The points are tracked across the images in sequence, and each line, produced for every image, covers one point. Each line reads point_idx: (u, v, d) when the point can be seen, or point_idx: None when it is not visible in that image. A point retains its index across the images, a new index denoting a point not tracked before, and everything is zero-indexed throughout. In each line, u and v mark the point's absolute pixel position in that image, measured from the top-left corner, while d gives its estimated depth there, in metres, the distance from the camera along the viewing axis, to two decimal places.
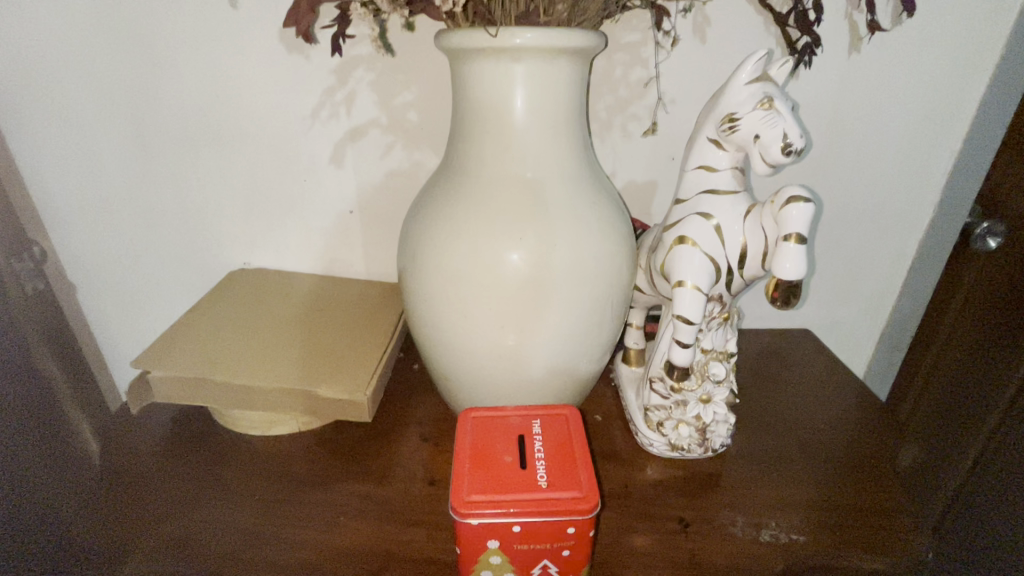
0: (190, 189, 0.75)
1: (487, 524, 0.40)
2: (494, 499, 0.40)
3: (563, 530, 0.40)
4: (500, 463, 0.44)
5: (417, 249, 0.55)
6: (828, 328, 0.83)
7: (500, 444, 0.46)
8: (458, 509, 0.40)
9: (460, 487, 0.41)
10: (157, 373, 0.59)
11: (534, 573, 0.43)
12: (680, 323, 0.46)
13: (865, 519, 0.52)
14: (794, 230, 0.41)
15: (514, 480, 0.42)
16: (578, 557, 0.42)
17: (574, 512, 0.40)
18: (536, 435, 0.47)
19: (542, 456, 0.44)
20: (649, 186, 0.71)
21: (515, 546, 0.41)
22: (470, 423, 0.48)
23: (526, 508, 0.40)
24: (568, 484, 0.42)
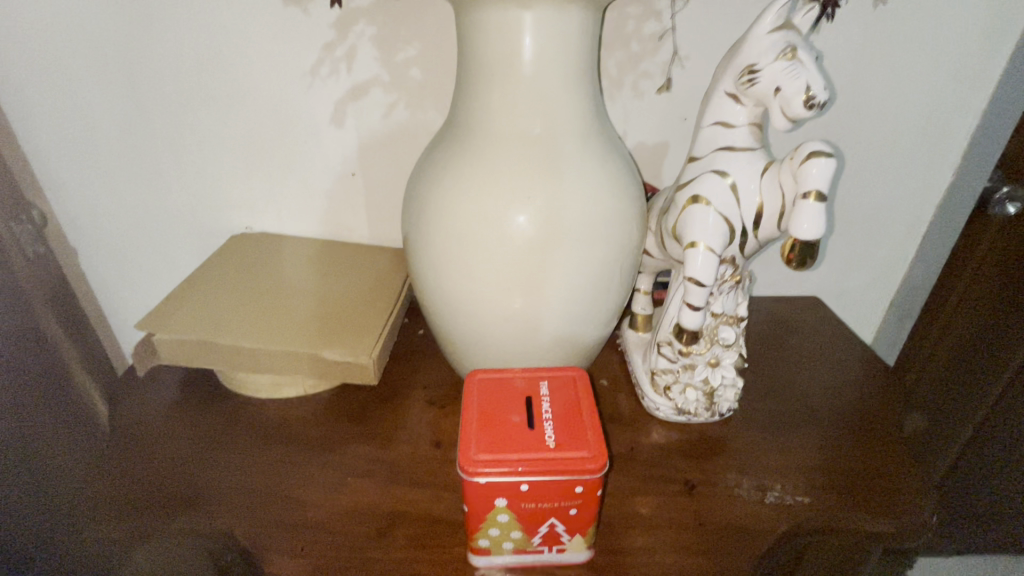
0: (189, 150, 0.73)
1: (494, 482, 0.40)
2: (502, 457, 0.40)
3: (571, 489, 0.41)
4: (508, 423, 0.44)
5: (421, 209, 0.53)
6: (837, 295, 0.82)
7: (507, 404, 0.46)
8: (466, 467, 0.40)
9: (467, 446, 0.41)
10: (161, 335, 0.59)
11: (541, 532, 0.43)
12: (691, 284, 0.45)
13: (870, 484, 0.52)
14: (813, 187, 0.39)
15: (522, 439, 0.42)
16: (585, 516, 0.42)
17: (583, 471, 0.40)
18: (544, 396, 0.47)
19: (549, 417, 0.44)
20: (660, 148, 0.69)
21: (522, 505, 0.41)
22: (476, 384, 0.48)
23: (534, 467, 0.40)
24: (577, 444, 0.42)
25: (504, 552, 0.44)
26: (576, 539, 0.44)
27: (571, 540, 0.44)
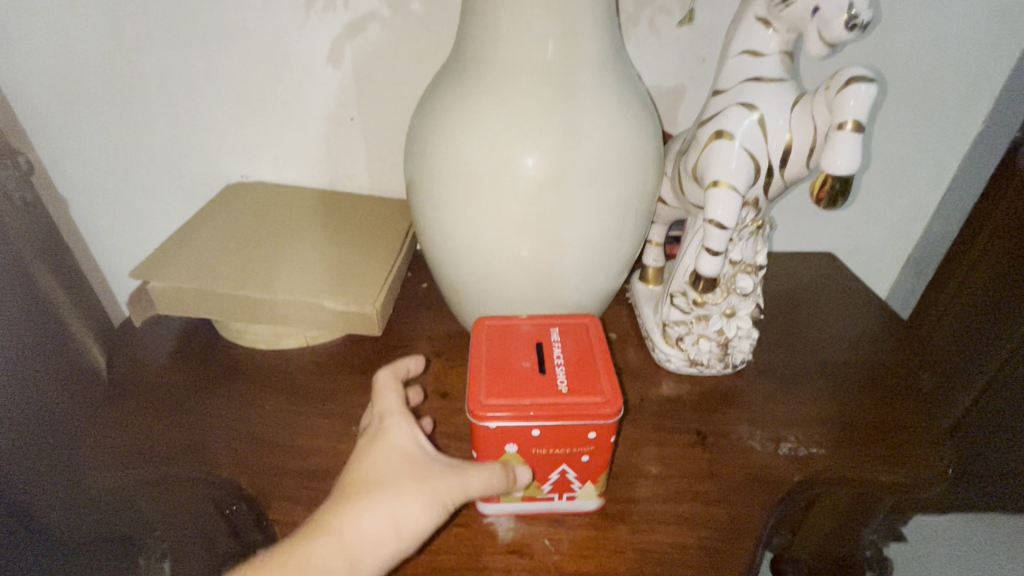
0: (179, 93, 0.70)
1: (505, 425, 0.40)
2: (513, 402, 0.40)
3: (584, 433, 0.40)
4: (519, 369, 0.43)
5: (425, 150, 0.50)
6: (852, 248, 0.79)
7: (517, 351, 0.44)
8: (475, 411, 0.39)
9: (477, 389, 0.41)
10: (155, 283, 0.57)
11: (552, 479, 0.42)
12: (711, 227, 0.43)
13: (884, 435, 0.51)
14: (850, 117, 0.36)
15: (534, 384, 0.41)
16: (598, 463, 0.42)
17: (597, 415, 0.39)
18: (555, 344, 0.45)
19: (562, 363, 0.43)
20: (676, 91, 0.65)
21: (533, 451, 0.40)
22: (485, 330, 0.47)
23: (546, 412, 0.39)
24: (590, 389, 0.41)
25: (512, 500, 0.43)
26: (587, 487, 0.43)
27: (581, 487, 0.43)
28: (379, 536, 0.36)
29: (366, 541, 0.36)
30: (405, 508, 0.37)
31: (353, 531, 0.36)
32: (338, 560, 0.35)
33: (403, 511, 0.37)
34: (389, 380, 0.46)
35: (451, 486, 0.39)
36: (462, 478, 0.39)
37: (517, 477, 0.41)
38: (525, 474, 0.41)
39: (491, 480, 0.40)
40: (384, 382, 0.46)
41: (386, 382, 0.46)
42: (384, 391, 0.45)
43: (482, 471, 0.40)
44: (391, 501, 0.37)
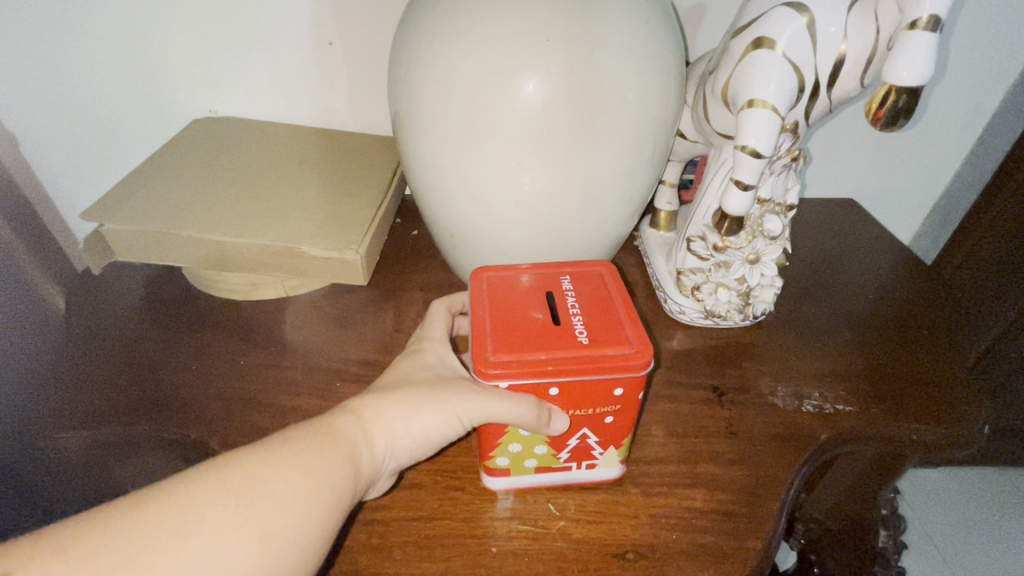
0: (131, 11, 0.61)
1: (517, 384, 0.35)
2: (526, 358, 0.35)
3: (610, 390, 0.36)
4: (529, 322, 0.38)
5: (411, 67, 0.43)
6: (878, 196, 0.73)
7: (527, 303, 0.40)
8: (483, 368, 0.34)
9: (481, 346, 0.36)
10: (111, 225, 0.51)
11: (571, 446, 0.38)
12: (744, 156, 0.37)
13: (918, 391, 0.47)
14: (925, 11, 0.30)
15: (549, 338, 0.37)
16: (623, 424, 0.38)
17: (625, 368, 0.35)
18: (569, 293, 0.41)
19: (577, 314, 0.39)
20: (697, 11, 0.58)
21: (553, 412, 0.36)
22: (486, 283, 0.41)
23: (566, 367, 0.35)
24: (613, 340, 0.36)
25: (523, 471, 0.39)
26: (609, 454, 0.39)
27: (602, 454, 0.39)
28: (394, 427, 0.34)
29: (388, 425, 0.34)
30: (427, 406, 0.34)
31: (374, 413, 0.34)
32: (360, 433, 0.33)
33: (423, 409, 0.34)
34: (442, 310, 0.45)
35: (472, 402, 0.34)
36: (487, 394, 0.34)
37: (551, 422, 0.36)
38: (559, 424, 0.36)
39: (521, 411, 0.34)
40: (438, 311, 0.45)
41: (438, 310, 0.45)
42: (434, 318, 0.44)
43: (510, 399, 0.34)
44: (416, 395, 0.35)
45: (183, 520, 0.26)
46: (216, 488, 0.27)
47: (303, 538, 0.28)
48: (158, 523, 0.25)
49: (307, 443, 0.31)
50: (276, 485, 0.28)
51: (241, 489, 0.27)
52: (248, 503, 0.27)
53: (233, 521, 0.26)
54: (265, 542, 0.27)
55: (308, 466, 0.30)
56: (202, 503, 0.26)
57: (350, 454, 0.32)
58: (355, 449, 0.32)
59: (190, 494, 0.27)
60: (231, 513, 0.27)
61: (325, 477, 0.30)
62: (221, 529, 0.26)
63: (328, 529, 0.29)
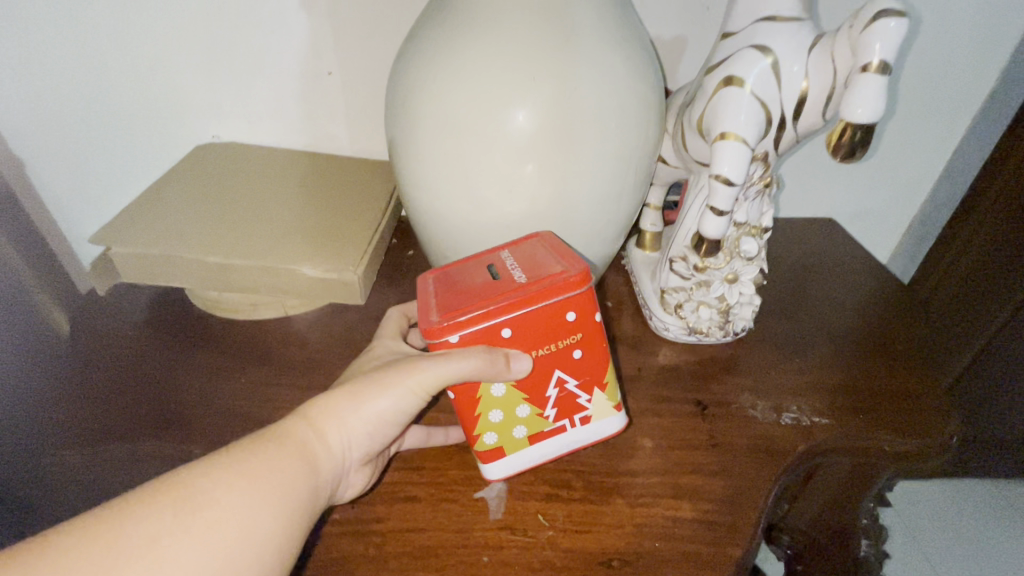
0: (140, 43, 0.64)
1: (474, 333, 0.37)
2: (473, 311, 0.37)
3: (563, 316, 0.39)
4: (472, 283, 0.40)
5: (407, 102, 0.46)
6: (854, 216, 0.76)
7: (465, 268, 0.41)
8: (433, 329, 0.36)
9: (426, 315, 0.37)
10: (118, 249, 0.53)
11: (551, 393, 0.41)
12: (718, 184, 0.40)
13: (891, 403, 0.49)
14: (876, 57, 0.33)
15: (492, 290, 0.38)
16: (591, 355, 0.41)
17: (569, 288, 0.38)
18: (504, 250, 0.42)
19: (514, 264, 0.41)
20: (678, 43, 0.61)
21: (514, 351, 0.39)
22: (431, 281, 0.40)
23: (513, 303, 0.37)
24: (551, 270, 0.39)
25: (519, 445, 0.41)
26: (595, 397, 0.43)
27: (590, 401, 0.42)
28: (344, 417, 0.36)
29: (336, 419, 0.36)
30: (373, 391, 0.37)
31: (321, 410, 0.36)
32: (309, 433, 0.35)
33: (370, 395, 0.37)
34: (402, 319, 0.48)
35: (419, 374, 0.37)
36: (436, 360, 0.37)
37: (512, 363, 0.38)
38: (521, 363, 0.38)
39: (480, 358, 0.37)
40: (393, 315, 0.47)
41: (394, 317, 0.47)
42: (388, 322, 0.46)
43: (466, 353, 0.37)
44: (363, 388, 0.37)
45: (117, 540, 0.27)
46: (151, 505, 0.29)
47: (252, 536, 0.30)
48: (87, 550, 0.26)
49: (250, 450, 0.33)
50: (218, 492, 0.30)
51: (179, 501, 0.29)
52: (192, 512, 0.29)
53: (171, 531, 0.28)
54: (214, 549, 0.28)
55: (251, 470, 0.32)
56: (133, 520, 0.28)
57: (298, 450, 0.34)
58: (305, 446, 0.35)
59: (130, 514, 0.28)
60: (171, 523, 0.28)
61: (271, 477, 0.32)
62: (159, 541, 0.28)
63: (279, 524, 0.31)
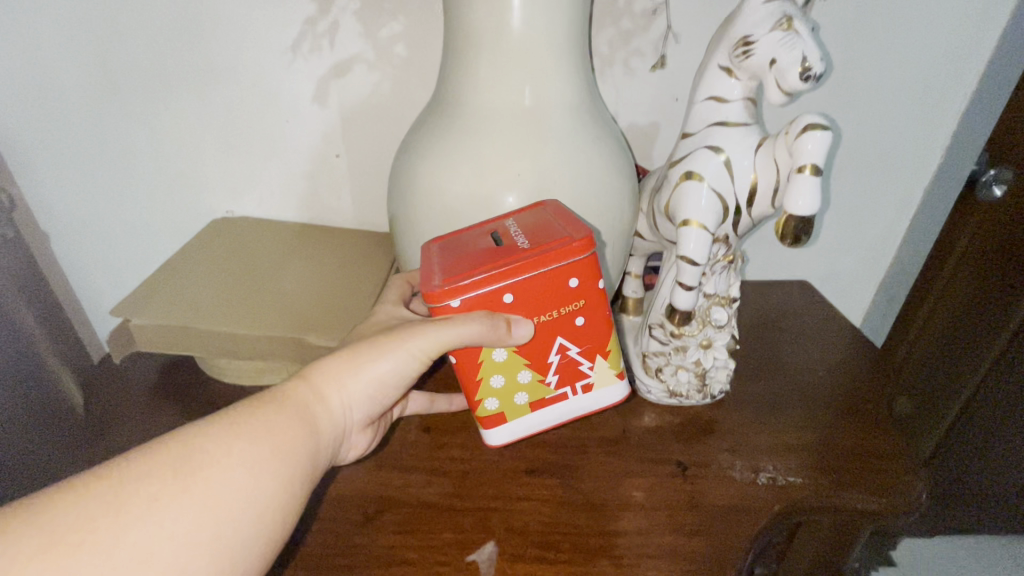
0: (167, 133, 0.71)
1: (475, 299, 0.41)
2: (474, 278, 0.40)
3: (564, 282, 0.42)
4: (475, 250, 0.43)
5: (407, 191, 0.52)
6: (826, 279, 0.81)
7: (469, 236, 0.45)
8: (435, 293, 0.40)
9: (429, 280, 0.41)
10: (137, 321, 0.57)
11: (551, 356, 0.45)
12: (684, 263, 0.45)
13: (862, 462, 0.52)
14: (808, 161, 0.39)
15: (495, 255, 0.42)
16: (589, 323, 0.45)
17: (568, 257, 0.41)
18: (508, 218, 0.45)
19: (518, 233, 0.43)
20: (652, 129, 0.67)
21: (514, 312, 0.42)
22: (435, 249, 0.44)
23: (513, 270, 0.41)
24: (555, 237, 0.42)
25: (523, 409, 0.46)
26: (598, 363, 0.47)
27: (592, 368, 0.47)
28: (346, 378, 0.40)
29: (337, 381, 0.40)
30: (374, 355, 0.41)
31: (321, 373, 0.40)
32: (311, 394, 0.38)
33: (370, 359, 0.41)
34: (406, 286, 0.53)
35: (419, 337, 0.41)
36: (438, 326, 0.41)
37: (513, 329, 0.42)
38: (522, 330, 0.42)
39: (481, 322, 0.41)
40: (398, 281, 0.53)
41: (398, 284, 0.52)
42: (395, 288, 0.52)
43: (467, 318, 0.41)
44: (363, 353, 0.41)
45: (117, 498, 0.28)
46: (153, 465, 0.30)
47: (253, 496, 0.32)
48: (86, 510, 0.28)
49: (250, 412, 0.35)
50: (218, 452, 0.32)
51: (181, 461, 0.31)
52: (193, 471, 0.31)
53: (173, 490, 0.30)
54: (215, 505, 0.30)
55: (252, 432, 0.34)
56: (136, 479, 0.29)
57: (299, 410, 0.37)
58: (305, 406, 0.38)
59: (128, 477, 0.29)
60: (173, 483, 0.30)
61: (273, 439, 0.34)
62: (159, 500, 0.29)
63: (278, 485, 0.33)
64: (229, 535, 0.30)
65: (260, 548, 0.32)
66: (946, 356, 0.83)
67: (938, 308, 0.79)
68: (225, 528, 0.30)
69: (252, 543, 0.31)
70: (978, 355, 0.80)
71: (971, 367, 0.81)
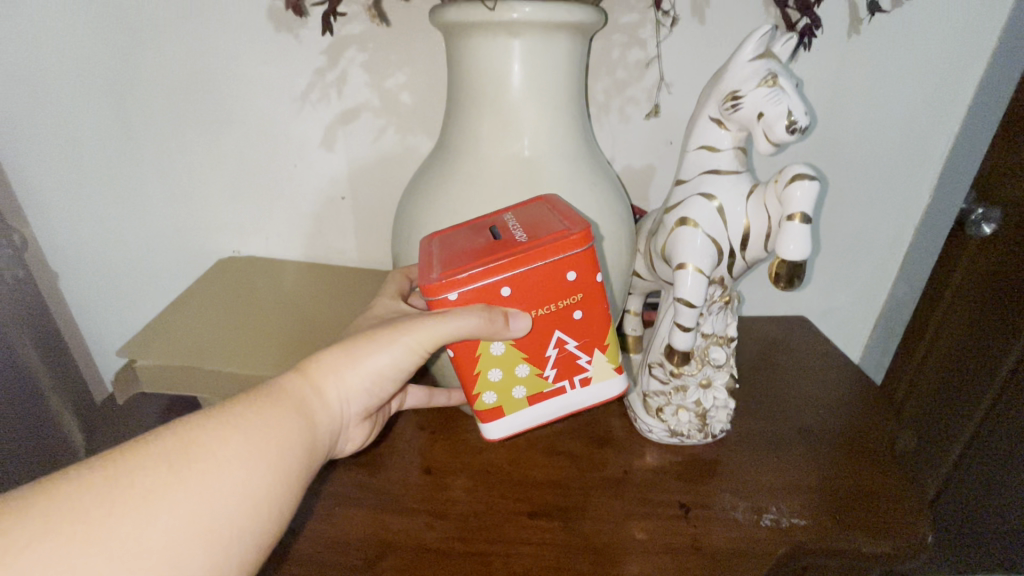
0: (178, 176, 0.73)
1: (472, 294, 0.40)
2: (471, 272, 0.39)
3: (564, 275, 0.41)
4: (473, 246, 0.42)
5: (410, 235, 0.53)
6: (822, 314, 0.82)
7: (469, 233, 0.44)
8: (432, 288, 0.39)
9: (427, 275, 0.40)
10: (143, 362, 0.58)
11: (551, 351, 0.44)
12: (681, 306, 0.46)
13: (866, 503, 0.51)
14: (797, 209, 0.40)
15: (494, 249, 0.41)
16: (590, 317, 0.43)
17: (567, 249, 0.40)
18: (508, 217, 0.45)
19: (517, 228, 0.43)
20: (648, 171, 0.70)
21: (512, 305, 0.41)
22: (435, 246, 0.43)
23: (511, 264, 0.39)
24: (554, 230, 0.41)
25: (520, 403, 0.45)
26: (597, 357, 0.45)
27: (591, 362, 0.45)
28: (344, 372, 0.40)
29: (334, 373, 0.40)
30: (371, 348, 0.41)
31: (319, 367, 0.40)
32: (308, 387, 0.39)
33: (368, 353, 0.41)
34: (405, 281, 0.52)
35: (415, 329, 0.41)
36: (435, 319, 0.40)
37: (512, 322, 0.41)
38: (520, 323, 0.41)
39: (476, 317, 0.39)
40: (396, 276, 0.52)
41: (396, 279, 0.52)
42: (394, 282, 0.51)
43: (463, 312, 0.39)
44: (360, 347, 0.41)
45: (112, 490, 0.28)
46: (149, 457, 0.30)
47: (248, 488, 0.31)
48: (81, 502, 0.27)
49: (247, 405, 0.35)
50: (214, 443, 0.32)
51: (178, 453, 0.30)
52: (189, 462, 0.30)
53: (168, 481, 0.29)
54: (210, 497, 0.30)
55: (249, 424, 0.34)
56: (132, 471, 0.29)
57: (296, 403, 0.37)
58: (302, 399, 0.37)
59: (124, 470, 0.29)
60: (168, 474, 0.29)
61: (270, 431, 0.34)
62: (155, 491, 0.29)
63: (275, 478, 0.33)
64: (225, 527, 0.30)
65: (256, 542, 0.32)
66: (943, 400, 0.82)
67: (935, 344, 0.79)
68: (221, 520, 0.30)
69: (248, 535, 0.31)
70: (974, 401, 0.78)
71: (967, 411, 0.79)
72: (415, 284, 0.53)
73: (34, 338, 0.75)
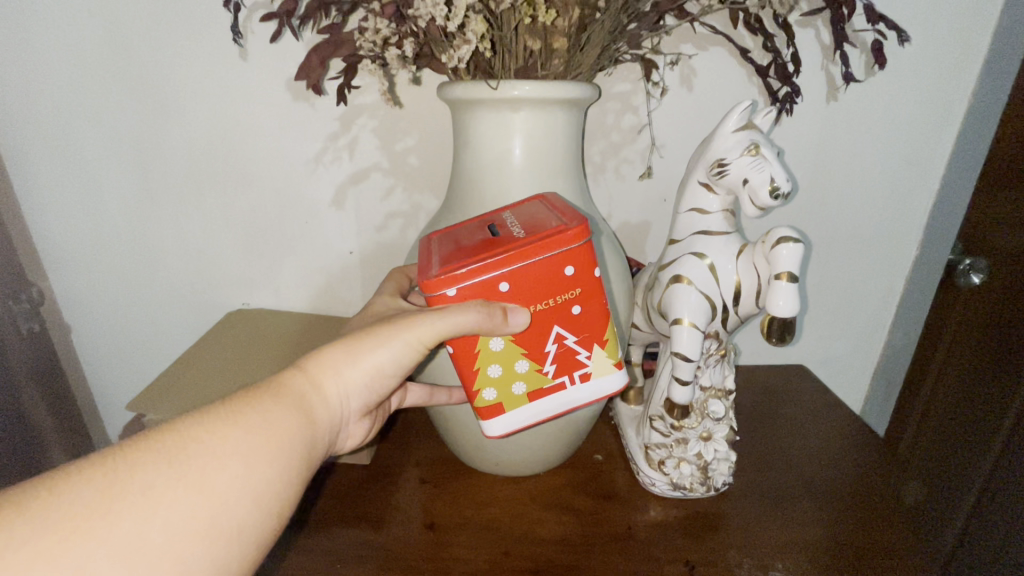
0: (193, 232, 0.76)
1: (471, 291, 0.41)
2: (470, 268, 0.40)
3: (562, 270, 0.41)
4: (472, 244, 0.43)
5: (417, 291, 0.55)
6: (821, 364, 0.84)
7: (468, 234, 0.45)
8: (431, 284, 0.40)
9: (427, 272, 0.41)
10: (152, 416, 0.59)
11: (550, 346, 0.44)
12: (679, 360, 0.47)
13: (873, 561, 0.51)
14: (784, 268, 0.43)
15: (493, 246, 0.42)
16: (589, 313, 0.44)
17: (563, 244, 0.40)
18: (507, 217, 0.46)
19: (516, 227, 0.44)
20: (644, 227, 0.73)
21: (511, 299, 0.41)
22: (436, 246, 0.45)
23: (509, 259, 0.40)
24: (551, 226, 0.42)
25: (519, 400, 0.45)
26: (596, 351, 0.45)
27: (591, 357, 0.45)
28: (343, 368, 0.41)
29: (334, 371, 0.41)
30: (371, 345, 0.42)
31: (318, 365, 0.41)
32: (308, 386, 0.39)
33: (367, 350, 0.42)
34: (404, 280, 0.54)
35: (413, 326, 0.41)
36: (433, 315, 0.40)
37: (511, 317, 0.41)
38: (520, 318, 0.41)
39: (474, 312, 0.40)
40: (396, 275, 0.54)
41: (396, 279, 0.53)
42: (395, 282, 0.53)
43: (459, 308, 0.40)
44: (361, 344, 0.42)
45: (115, 486, 0.29)
46: (150, 454, 0.31)
47: (247, 483, 0.32)
48: (85, 498, 0.28)
49: (247, 403, 0.36)
50: (213, 441, 0.32)
51: (177, 451, 0.31)
52: (189, 459, 0.31)
53: (168, 478, 0.30)
54: (209, 493, 0.31)
55: (247, 421, 0.34)
56: (132, 468, 0.30)
57: (295, 401, 0.38)
58: (301, 397, 0.38)
59: (126, 467, 0.30)
60: (169, 471, 0.30)
61: (270, 428, 0.35)
62: (156, 487, 0.29)
63: (274, 475, 0.34)
64: (225, 525, 0.31)
65: (255, 537, 0.33)
66: (946, 458, 0.81)
67: (936, 394, 0.79)
68: (221, 517, 0.31)
69: (247, 531, 0.32)
70: (976, 461, 0.77)
71: (968, 475, 0.78)
72: (414, 283, 0.54)
73: (42, 391, 0.77)
